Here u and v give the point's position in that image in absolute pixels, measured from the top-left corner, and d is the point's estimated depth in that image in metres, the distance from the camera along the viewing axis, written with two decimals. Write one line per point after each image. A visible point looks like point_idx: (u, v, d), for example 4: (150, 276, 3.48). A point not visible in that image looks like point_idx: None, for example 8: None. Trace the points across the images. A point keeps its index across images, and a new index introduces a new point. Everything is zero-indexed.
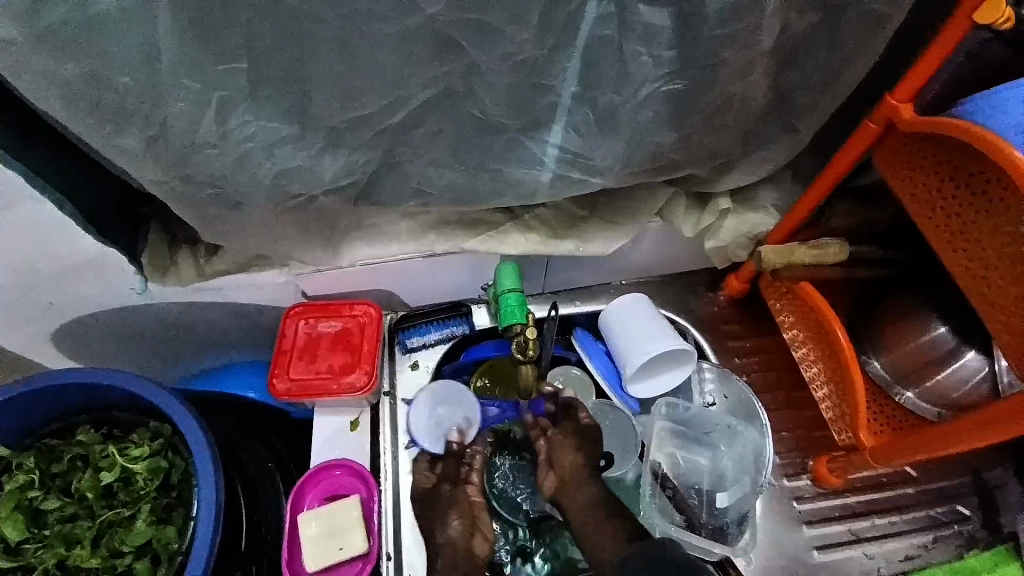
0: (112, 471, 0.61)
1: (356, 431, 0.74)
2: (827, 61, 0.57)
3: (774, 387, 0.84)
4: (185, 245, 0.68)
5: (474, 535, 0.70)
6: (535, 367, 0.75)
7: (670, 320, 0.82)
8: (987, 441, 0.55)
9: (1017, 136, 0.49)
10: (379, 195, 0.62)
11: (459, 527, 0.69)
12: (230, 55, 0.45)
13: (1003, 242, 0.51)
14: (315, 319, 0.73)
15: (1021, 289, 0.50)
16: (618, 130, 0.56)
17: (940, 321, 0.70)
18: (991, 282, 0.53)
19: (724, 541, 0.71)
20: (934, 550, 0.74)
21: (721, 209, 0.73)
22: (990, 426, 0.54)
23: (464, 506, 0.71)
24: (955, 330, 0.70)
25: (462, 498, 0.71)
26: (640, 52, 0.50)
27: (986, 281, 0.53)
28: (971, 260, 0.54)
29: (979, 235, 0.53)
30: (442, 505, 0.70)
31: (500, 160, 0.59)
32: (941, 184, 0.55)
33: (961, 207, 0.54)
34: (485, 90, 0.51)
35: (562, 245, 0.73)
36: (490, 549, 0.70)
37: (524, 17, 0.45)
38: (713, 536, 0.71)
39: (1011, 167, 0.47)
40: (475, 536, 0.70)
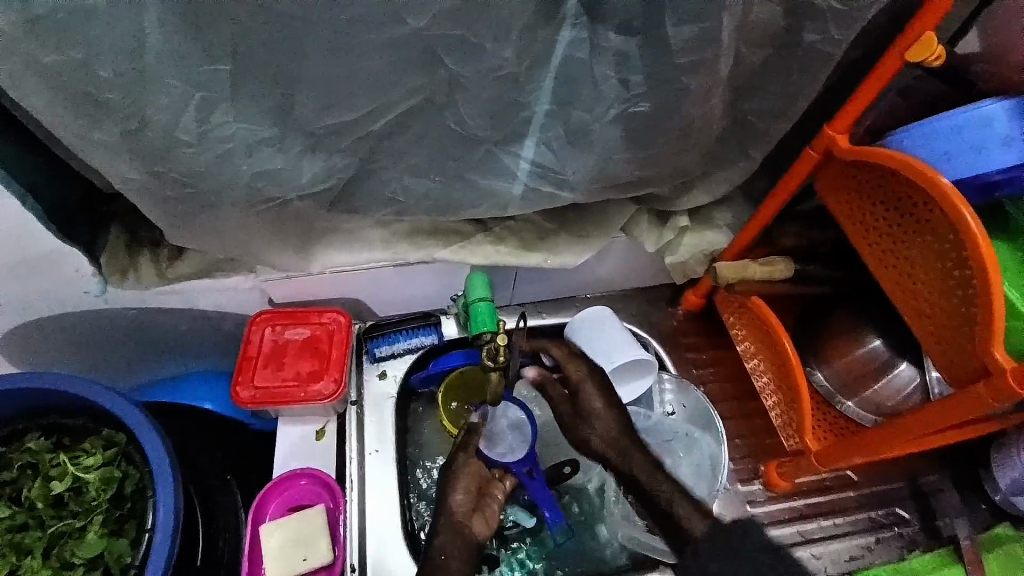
0: (63, 480, 0.59)
1: (322, 441, 0.74)
2: (778, 93, 0.63)
3: (729, 397, 0.88)
4: (147, 246, 0.67)
5: (477, 513, 0.66)
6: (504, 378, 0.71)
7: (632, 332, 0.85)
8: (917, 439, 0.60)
9: (943, 162, 0.56)
10: (355, 201, 0.62)
11: (464, 497, 0.66)
12: (218, 55, 0.46)
13: (928, 258, 0.57)
14: (282, 325, 0.73)
15: (945, 299, 0.56)
16: (589, 145, 0.60)
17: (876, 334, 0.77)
18: (919, 293, 0.58)
19: None
20: (875, 551, 0.79)
21: (681, 226, 0.78)
22: (918, 425, 0.59)
23: (482, 475, 0.68)
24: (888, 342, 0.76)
25: (479, 471, 0.68)
26: (612, 73, 0.53)
27: (915, 292, 0.59)
28: (902, 273, 0.60)
29: (909, 253, 0.59)
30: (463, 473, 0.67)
31: (477, 170, 0.61)
32: (874, 209, 0.61)
33: (892, 230, 0.60)
34: (466, 101, 0.54)
35: (533, 256, 0.75)
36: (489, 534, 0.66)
37: (506, 33, 0.48)
38: None
39: (936, 190, 0.53)
40: (478, 518, 0.66)
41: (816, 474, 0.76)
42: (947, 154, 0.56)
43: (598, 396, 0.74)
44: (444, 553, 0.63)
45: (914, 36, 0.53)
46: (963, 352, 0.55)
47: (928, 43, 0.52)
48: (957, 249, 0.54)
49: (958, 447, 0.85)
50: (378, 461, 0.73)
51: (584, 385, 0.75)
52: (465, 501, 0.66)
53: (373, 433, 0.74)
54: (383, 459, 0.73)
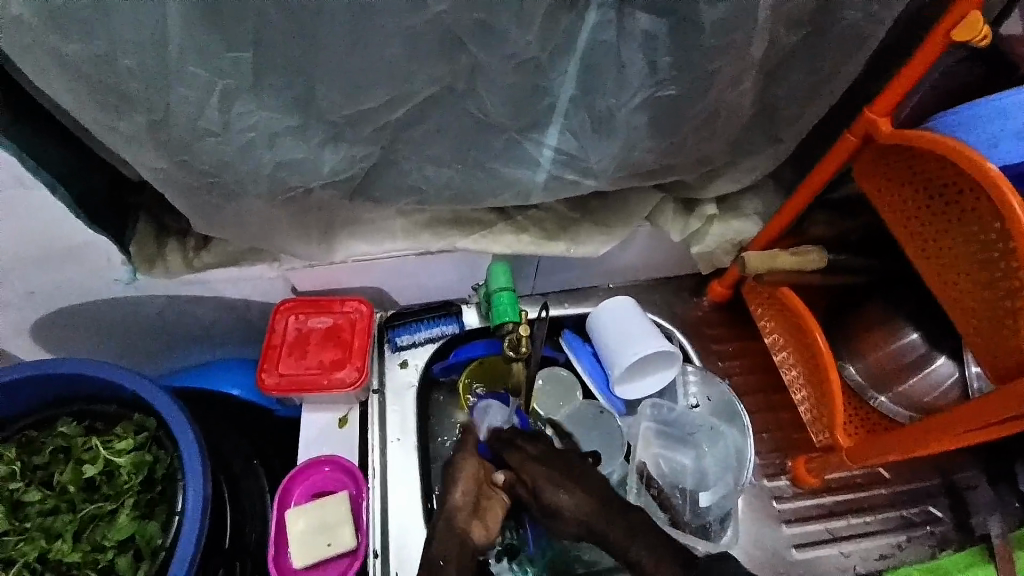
0: (95, 464, 0.61)
1: (345, 427, 0.74)
2: (814, 76, 0.60)
3: (755, 390, 0.86)
4: (174, 236, 0.68)
5: (475, 517, 0.64)
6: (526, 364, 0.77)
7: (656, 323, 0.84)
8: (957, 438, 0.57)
9: (990, 149, 0.52)
10: (376, 191, 0.62)
11: (463, 493, 0.64)
12: (240, 44, 0.45)
13: (972, 249, 0.54)
14: (305, 314, 0.73)
15: (991, 292, 0.53)
16: (613, 133, 0.58)
17: (912, 327, 0.74)
18: (962, 286, 0.56)
19: (707, 538, 0.73)
20: (906, 549, 0.76)
21: (708, 215, 0.76)
22: (957, 423, 0.56)
23: (479, 474, 0.66)
24: (924, 335, 0.73)
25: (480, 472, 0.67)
26: (639, 57, 0.52)
27: (957, 285, 0.56)
28: (943, 264, 0.57)
29: (951, 243, 0.56)
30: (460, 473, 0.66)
31: (499, 159, 0.60)
32: (914, 197, 0.58)
33: (934, 219, 0.57)
34: (488, 88, 0.52)
35: (555, 246, 0.74)
36: (487, 542, 0.64)
37: (529, 17, 0.47)
38: (695, 533, 0.73)
39: (982, 176, 0.50)
40: (475, 522, 0.64)
41: (846, 470, 0.73)
42: (994, 141, 0.52)
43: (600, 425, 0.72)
44: (443, 557, 0.61)
45: (961, 14, 0.49)
46: (1008, 348, 0.52)
47: (975, 21, 0.49)
48: (1004, 240, 0.51)
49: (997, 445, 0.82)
50: (400, 450, 0.73)
51: None
52: (464, 499, 0.64)
53: (394, 422, 0.75)
54: (405, 448, 0.73)
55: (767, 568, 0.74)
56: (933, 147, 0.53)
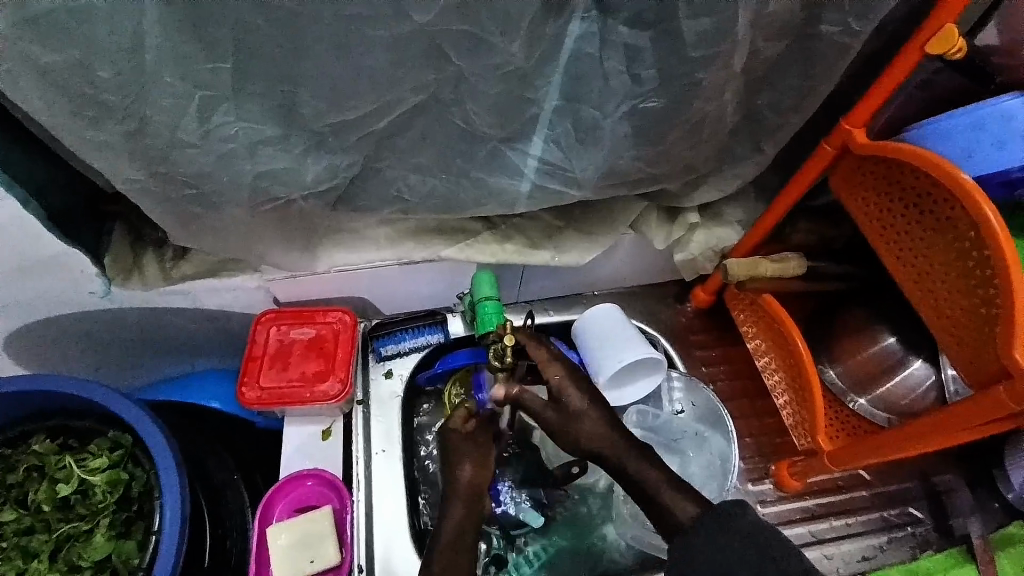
0: (69, 483, 0.59)
1: (329, 439, 0.73)
2: (793, 86, 0.61)
3: (739, 396, 0.87)
4: (151, 246, 0.66)
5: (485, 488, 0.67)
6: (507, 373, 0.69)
7: (640, 330, 0.84)
8: (936, 441, 0.58)
9: (965, 160, 0.54)
10: (359, 200, 0.61)
11: (474, 472, 0.66)
12: (220, 53, 0.45)
13: (949, 255, 0.55)
14: (288, 325, 0.72)
15: (966, 298, 0.54)
16: (598, 143, 0.59)
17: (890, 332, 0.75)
18: (938, 291, 0.57)
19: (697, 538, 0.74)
20: (888, 551, 0.77)
21: (691, 223, 0.77)
22: (935, 426, 0.57)
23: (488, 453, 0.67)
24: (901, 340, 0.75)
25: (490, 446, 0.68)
26: (622, 67, 0.52)
27: (934, 291, 0.57)
28: (921, 271, 0.58)
29: (927, 249, 0.57)
30: (467, 451, 0.67)
31: (483, 169, 0.60)
32: (890, 204, 0.60)
33: (911, 226, 0.58)
34: (473, 97, 0.52)
35: (541, 254, 0.74)
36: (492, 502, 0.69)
37: (513, 29, 0.47)
38: None
39: (956, 185, 0.51)
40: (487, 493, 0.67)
41: (828, 473, 0.74)
42: (970, 150, 0.54)
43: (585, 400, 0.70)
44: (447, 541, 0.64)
45: (938, 25, 0.50)
46: (983, 352, 0.53)
47: (952, 34, 0.50)
48: (978, 247, 0.52)
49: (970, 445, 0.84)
50: (385, 461, 0.72)
51: (566, 387, 0.70)
52: (474, 476, 0.66)
53: (379, 434, 0.74)
54: (390, 460, 0.72)
55: None
56: (909, 157, 0.55)
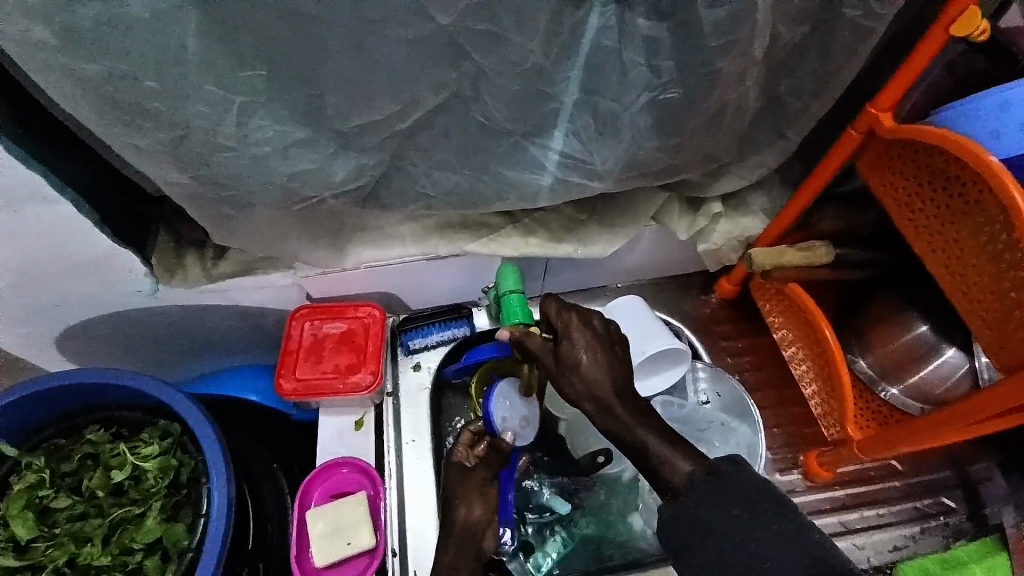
0: (123, 469, 0.62)
1: (361, 430, 0.76)
2: (814, 72, 0.60)
3: (765, 386, 0.87)
4: (191, 246, 0.70)
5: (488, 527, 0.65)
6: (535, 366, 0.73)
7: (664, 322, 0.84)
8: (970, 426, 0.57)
9: (992, 141, 0.53)
10: (385, 197, 0.64)
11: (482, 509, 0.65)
12: (254, 61, 0.47)
13: (979, 239, 0.54)
14: (320, 320, 0.75)
15: (998, 281, 0.53)
16: (618, 134, 0.59)
17: (921, 320, 0.74)
18: (970, 275, 0.56)
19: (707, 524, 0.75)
20: (921, 541, 0.76)
21: (714, 213, 0.77)
22: (965, 412, 0.57)
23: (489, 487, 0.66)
24: (934, 329, 0.74)
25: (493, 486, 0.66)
26: (640, 59, 0.53)
27: (965, 275, 0.56)
28: (952, 255, 0.57)
29: (958, 234, 0.56)
30: (467, 486, 0.65)
31: (505, 163, 0.61)
32: (918, 189, 0.59)
33: (940, 210, 0.57)
34: (493, 93, 0.54)
35: (564, 247, 0.75)
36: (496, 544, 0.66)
37: (532, 25, 0.48)
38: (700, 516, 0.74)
39: (985, 167, 0.50)
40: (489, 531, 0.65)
41: (858, 463, 0.73)
42: (996, 131, 0.53)
43: (583, 346, 0.61)
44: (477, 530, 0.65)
45: (960, 9, 0.50)
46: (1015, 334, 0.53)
47: (974, 17, 0.49)
48: (1008, 230, 0.51)
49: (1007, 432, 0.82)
50: (414, 451, 0.75)
51: (571, 332, 0.62)
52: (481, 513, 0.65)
53: (409, 424, 0.76)
54: (421, 450, 0.75)
55: None
56: (937, 141, 0.54)
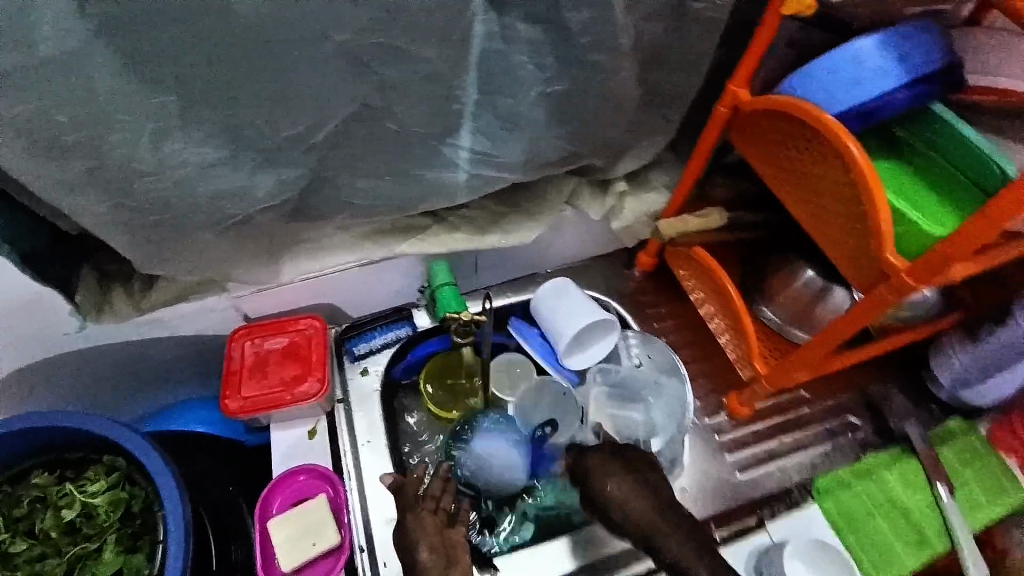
0: (73, 507, 0.62)
1: (315, 437, 0.78)
2: (683, 60, 0.69)
3: (690, 344, 0.95)
4: (118, 281, 0.70)
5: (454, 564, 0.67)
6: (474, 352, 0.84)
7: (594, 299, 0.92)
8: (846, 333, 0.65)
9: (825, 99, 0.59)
10: (312, 209, 0.67)
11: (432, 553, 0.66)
12: (165, 88, 0.50)
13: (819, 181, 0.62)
14: (261, 337, 0.76)
15: (839, 214, 0.61)
16: (520, 128, 0.65)
17: (809, 266, 0.83)
18: (821, 214, 0.63)
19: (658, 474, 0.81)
20: (834, 457, 0.86)
21: (621, 191, 0.85)
22: (840, 331, 0.65)
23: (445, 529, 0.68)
24: (820, 273, 0.82)
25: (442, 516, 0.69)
26: (527, 59, 0.59)
27: (817, 215, 0.64)
28: (805, 199, 0.65)
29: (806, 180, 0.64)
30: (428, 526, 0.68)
31: (422, 165, 0.66)
32: (774, 149, 0.67)
33: (790, 162, 0.65)
34: (399, 101, 0.58)
35: (489, 238, 0.81)
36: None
37: (425, 36, 0.53)
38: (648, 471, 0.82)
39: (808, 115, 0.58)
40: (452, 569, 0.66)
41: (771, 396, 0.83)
42: (827, 91, 0.59)
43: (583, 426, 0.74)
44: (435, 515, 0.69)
45: None
46: (858, 262, 0.61)
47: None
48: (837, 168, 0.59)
49: (896, 355, 0.94)
50: (371, 451, 0.77)
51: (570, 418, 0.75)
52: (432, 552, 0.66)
53: (362, 426, 0.79)
54: (377, 448, 0.78)
55: (717, 494, 0.82)
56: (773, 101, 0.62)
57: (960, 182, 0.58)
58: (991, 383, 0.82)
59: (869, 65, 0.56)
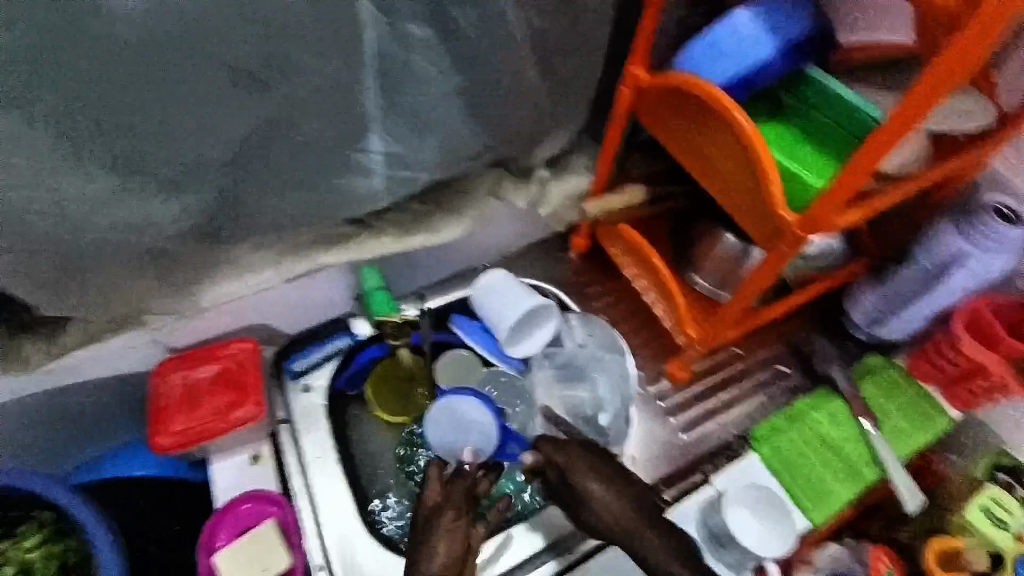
0: (9, 565, 0.60)
1: (259, 464, 0.76)
2: (583, 44, 0.70)
3: (628, 317, 0.99)
4: (22, 331, 0.64)
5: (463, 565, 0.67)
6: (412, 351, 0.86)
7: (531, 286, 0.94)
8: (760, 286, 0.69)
9: (712, 72, 0.62)
10: (225, 230, 0.65)
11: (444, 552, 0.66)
12: (38, 121, 0.47)
13: (713, 147, 0.65)
14: (188, 367, 0.73)
15: (735, 177, 0.64)
16: (430, 127, 0.65)
17: (727, 231, 0.87)
18: (719, 178, 0.66)
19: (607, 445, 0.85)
20: (768, 406, 0.92)
21: (543, 178, 0.87)
22: (754, 287, 0.69)
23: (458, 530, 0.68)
24: (737, 236, 0.86)
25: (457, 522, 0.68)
26: (424, 57, 0.59)
27: (716, 180, 0.67)
28: (704, 167, 0.68)
29: (702, 148, 0.67)
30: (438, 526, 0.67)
31: (335, 174, 0.65)
32: (671, 121, 0.70)
33: (687, 132, 0.68)
34: (300, 112, 0.57)
35: (415, 239, 0.81)
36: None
37: (313, 45, 0.53)
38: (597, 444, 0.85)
39: (693, 87, 0.61)
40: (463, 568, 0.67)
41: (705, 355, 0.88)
42: (714, 64, 0.61)
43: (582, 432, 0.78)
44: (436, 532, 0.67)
45: None
46: (757, 222, 0.64)
47: None
48: (726, 133, 0.62)
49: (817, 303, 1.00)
50: (321, 467, 0.76)
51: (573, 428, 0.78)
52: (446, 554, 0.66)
53: (310, 443, 0.78)
54: (328, 464, 0.77)
55: (665, 458, 0.87)
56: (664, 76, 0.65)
57: (838, 136, 0.61)
58: (907, 318, 0.85)
59: (746, 36, 0.60)
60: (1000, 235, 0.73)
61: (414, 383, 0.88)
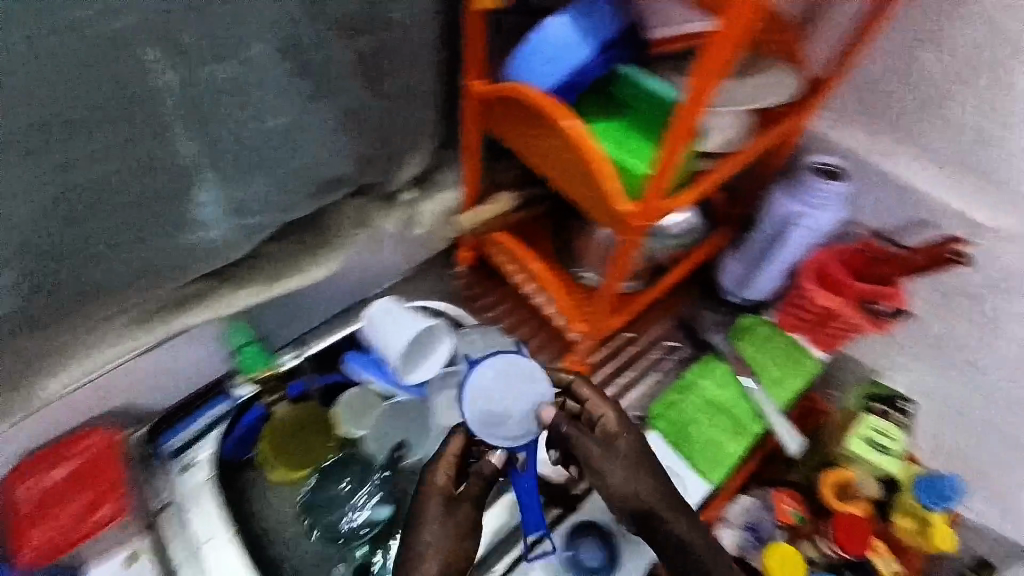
0: None
1: (136, 564, 0.72)
2: (413, 66, 0.70)
3: (525, 321, 1.00)
4: None
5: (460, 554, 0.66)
6: (290, 404, 0.83)
7: (420, 309, 0.93)
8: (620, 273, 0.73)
9: (538, 79, 0.64)
10: (43, 322, 0.57)
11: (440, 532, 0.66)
12: None
13: (551, 151, 0.68)
14: (31, 477, 0.66)
15: (574, 177, 0.67)
16: (265, 168, 0.62)
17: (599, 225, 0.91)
18: (564, 179, 0.69)
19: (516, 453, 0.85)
20: (664, 381, 0.96)
21: (408, 199, 0.87)
22: (612, 276, 0.74)
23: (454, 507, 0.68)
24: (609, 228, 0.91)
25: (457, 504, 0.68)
26: (237, 100, 0.56)
27: (562, 180, 0.70)
28: (549, 169, 0.71)
29: (543, 152, 0.69)
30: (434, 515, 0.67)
31: (168, 236, 0.59)
32: (513, 129, 0.72)
33: (528, 138, 0.71)
34: (103, 176, 0.52)
35: (286, 283, 0.76)
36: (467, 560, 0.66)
37: (97, 101, 0.48)
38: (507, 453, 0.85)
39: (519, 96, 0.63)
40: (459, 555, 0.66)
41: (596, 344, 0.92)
42: (539, 72, 0.63)
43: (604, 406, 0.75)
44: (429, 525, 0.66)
45: None
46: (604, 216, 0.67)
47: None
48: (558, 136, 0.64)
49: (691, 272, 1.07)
50: (213, 549, 0.72)
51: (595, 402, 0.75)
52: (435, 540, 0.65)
53: (196, 525, 0.73)
54: (219, 543, 0.72)
55: None
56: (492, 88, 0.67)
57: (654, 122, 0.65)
58: (765, 276, 0.93)
59: (561, 41, 0.62)
60: (822, 191, 0.80)
61: (304, 438, 0.83)
